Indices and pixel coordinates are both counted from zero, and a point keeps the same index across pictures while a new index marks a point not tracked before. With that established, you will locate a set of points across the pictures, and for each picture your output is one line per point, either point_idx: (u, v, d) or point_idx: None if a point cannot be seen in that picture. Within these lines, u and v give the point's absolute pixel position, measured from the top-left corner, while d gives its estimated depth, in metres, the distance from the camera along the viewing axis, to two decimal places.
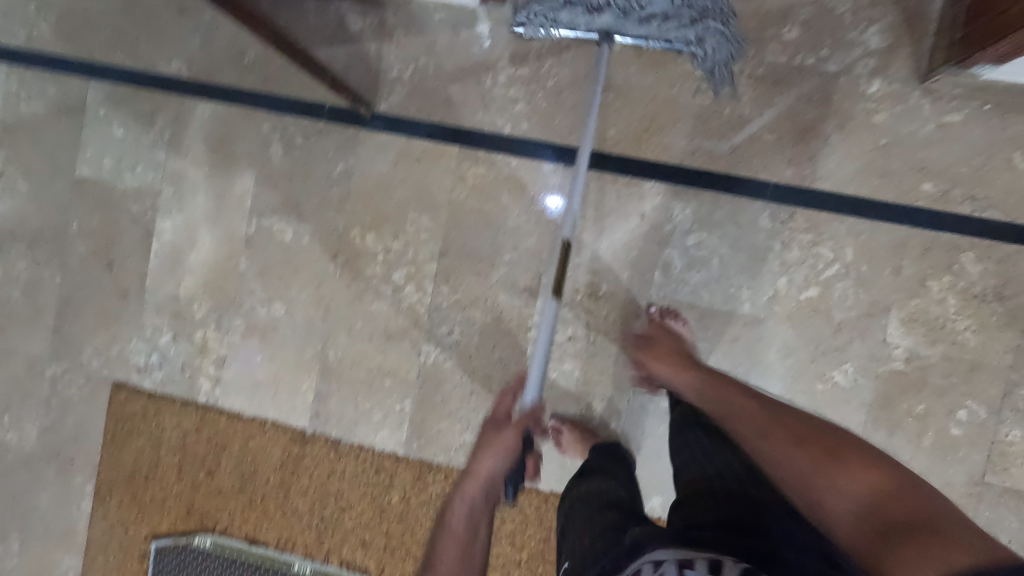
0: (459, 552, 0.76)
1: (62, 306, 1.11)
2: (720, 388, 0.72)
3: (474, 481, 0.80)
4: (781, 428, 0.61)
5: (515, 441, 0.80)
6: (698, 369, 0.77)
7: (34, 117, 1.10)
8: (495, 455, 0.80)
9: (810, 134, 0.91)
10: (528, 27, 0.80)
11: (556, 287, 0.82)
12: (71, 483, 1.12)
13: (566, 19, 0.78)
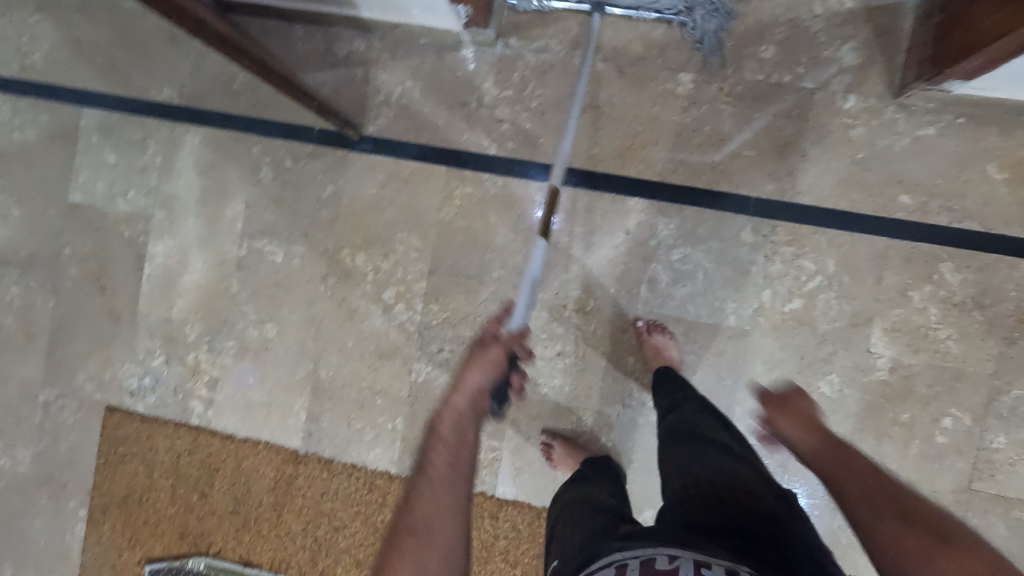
0: (449, 455, 0.64)
1: (55, 331, 1.12)
2: (829, 447, 0.63)
3: (460, 398, 0.70)
4: (886, 502, 0.55)
5: (503, 355, 0.74)
6: (819, 430, 0.66)
7: (27, 145, 1.11)
8: (483, 369, 0.72)
9: (789, 149, 0.93)
10: None
11: (546, 228, 0.83)
12: (64, 508, 1.12)
13: None
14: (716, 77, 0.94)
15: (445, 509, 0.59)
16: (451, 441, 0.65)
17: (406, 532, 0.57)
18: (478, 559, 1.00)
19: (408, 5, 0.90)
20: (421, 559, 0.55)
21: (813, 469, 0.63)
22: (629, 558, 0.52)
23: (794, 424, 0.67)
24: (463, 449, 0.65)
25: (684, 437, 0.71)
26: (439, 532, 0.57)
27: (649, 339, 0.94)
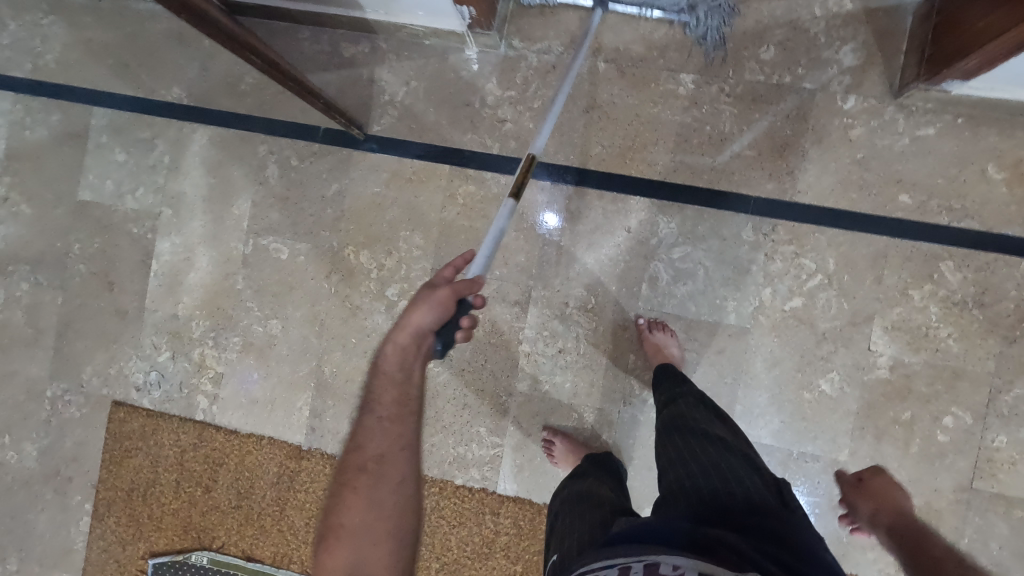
0: (396, 394, 0.63)
1: (63, 327, 1.13)
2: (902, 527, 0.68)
3: (400, 339, 0.63)
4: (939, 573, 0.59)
5: (450, 297, 0.62)
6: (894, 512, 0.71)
7: (39, 143, 1.13)
8: (425, 310, 0.63)
9: (789, 149, 0.94)
10: None
11: (516, 188, 0.72)
12: (70, 502, 1.13)
13: None
14: (716, 78, 0.95)
15: (394, 445, 0.61)
16: (395, 382, 0.63)
17: (358, 470, 0.60)
18: (478, 555, 1.00)
19: (413, 6, 0.92)
20: (372, 490, 0.59)
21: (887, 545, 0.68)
22: (633, 561, 0.50)
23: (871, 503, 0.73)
24: (408, 388, 0.63)
25: (681, 434, 0.71)
26: (391, 467, 0.60)
27: (650, 337, 0.94)
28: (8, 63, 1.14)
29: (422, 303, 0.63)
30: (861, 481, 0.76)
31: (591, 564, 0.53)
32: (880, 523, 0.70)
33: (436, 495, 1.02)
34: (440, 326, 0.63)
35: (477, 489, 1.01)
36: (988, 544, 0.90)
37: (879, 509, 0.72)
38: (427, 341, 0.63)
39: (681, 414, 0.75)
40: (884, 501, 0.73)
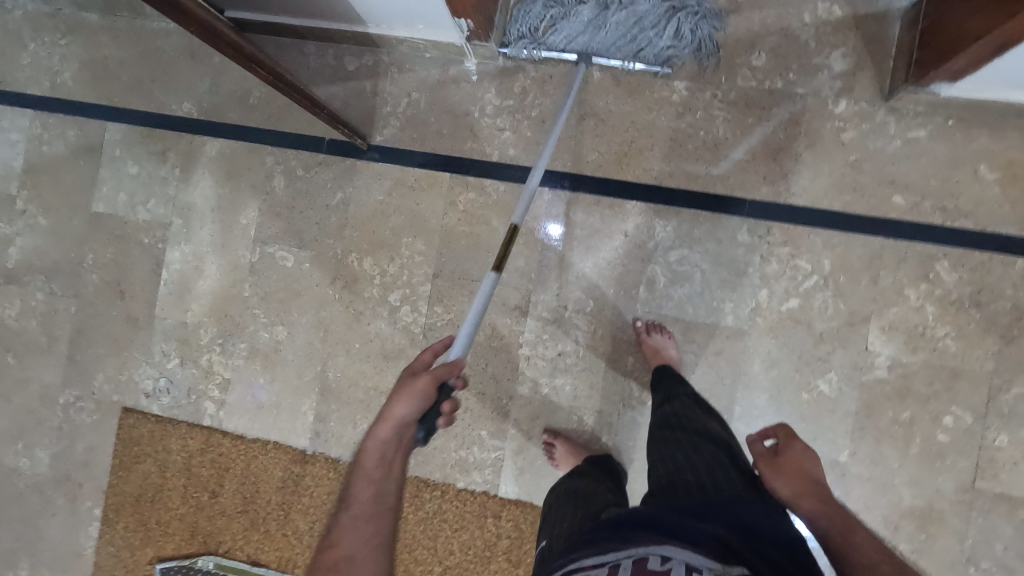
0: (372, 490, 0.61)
1: (76, 335, 1.16)
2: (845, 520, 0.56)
3: (380, 432, 0.63)
4: None
5: (430, 388, 0.64)
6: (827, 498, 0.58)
7: (56, 157, 1.18)
8: (406, 401, 0.63)
9: (782, 153, 0.95)
10: (513, 46, 0.99)
11: (498, 261, 0.75)
12: (79, 508, 1.15)
13: (548, 41, 0.98)
14: (710, 85, 0.97)
15: (364, 552, 0.57)
16: (371, 480, 0.61)
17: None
18: (480, 559, 1.01)
19: (414, 20, 0.95)
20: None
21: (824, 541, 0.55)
22: (622, 557, 0.51)
23: (790, 481, 0.60)
24: (385, 485, 0.61)
25: (674, 431, 0.73)
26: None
27: (648, 339, 0.96)
28: (28, 81, 1.19)
29: (401, 395, 0.64)
30: (777, 451, 0.63)
31: (581, 559, 0.54)
32: (805, 507, 0.57)
33: (438, 499, 1.03)
34: (421, 416, 0.64)
35: (478, 493, 1.02)
36: (991, 544, 0.89)
37: (800, 491, 0.59)
38: (408, 433, 0.63)
39: (672, 413, 0.77)
40: (807, 482, 0.59)
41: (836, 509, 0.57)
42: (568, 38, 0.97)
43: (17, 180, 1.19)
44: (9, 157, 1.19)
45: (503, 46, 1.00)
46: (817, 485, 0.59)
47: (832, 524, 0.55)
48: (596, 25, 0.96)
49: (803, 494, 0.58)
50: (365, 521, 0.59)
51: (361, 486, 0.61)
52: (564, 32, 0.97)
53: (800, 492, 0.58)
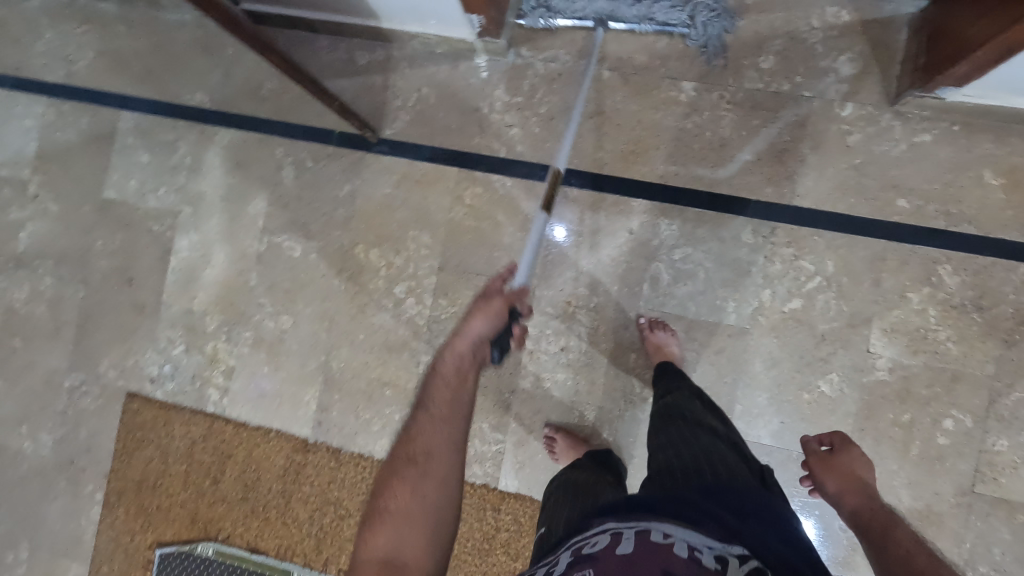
0: (449, 393, 0.72)
1: (83, 321, 1.17)
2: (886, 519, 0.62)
3: (460, 344, 0.74)
4: None
5: (503, 308, 0.75)
6: (878, 501, 0.65)
7: (68, 145, 1.19)
8: (483, 318, 0.75)
9: (788, 154, 0.96)
10: (529, 17, 1.01)
11: (546, 201, 0.85)
12: (81, 492, 1.15)
13: (563, 8, 0.99)
14: (717, 86, 0.98)
15: (441, 445, 0.68)
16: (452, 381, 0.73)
17: (406, 460, 0.67)
18: (479, 551, 1.01)
19: (426, 16, 0.96)
20: (418, 481, 0.65)
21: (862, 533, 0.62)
22: (625, 528, 0.53)
23: (838, 480, 0.69)
24: (461, 390, 0.72)
25: (676, 420, 0.75)
26: (437, 458, 0.67)
27: (651, 335, 0.96)
28: (43, 69, 1.20)
29: (479, 313, 0.76)
30: (830, 453, 0.72)
31: (587, 535, 0.56)
32: (847, 504, 0.66)
33: None
34: (495, 333, 0.75)
35: (478, 485, 1.03)
36: (990, 548, 0.89)
37: (846, 489, 0.67)
38: (483, 346, 0.75)
39: (673, 403, 0.79)
40: (854, 482, 0.68)
41: (878, 505, 0.64)
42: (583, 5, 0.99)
43: (29, 166, 1.20)
44: (23, 144, 1.21)
45: (519, 16, 1.01)
46: (865, 486, 0.67)
47: (871, 515, 0.63)
48: None
49: (847, 490, 0.67)
50: (442, 419, 0.70)
51: (441, 389, 0.72)
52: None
53: (844, 487, 0.67)
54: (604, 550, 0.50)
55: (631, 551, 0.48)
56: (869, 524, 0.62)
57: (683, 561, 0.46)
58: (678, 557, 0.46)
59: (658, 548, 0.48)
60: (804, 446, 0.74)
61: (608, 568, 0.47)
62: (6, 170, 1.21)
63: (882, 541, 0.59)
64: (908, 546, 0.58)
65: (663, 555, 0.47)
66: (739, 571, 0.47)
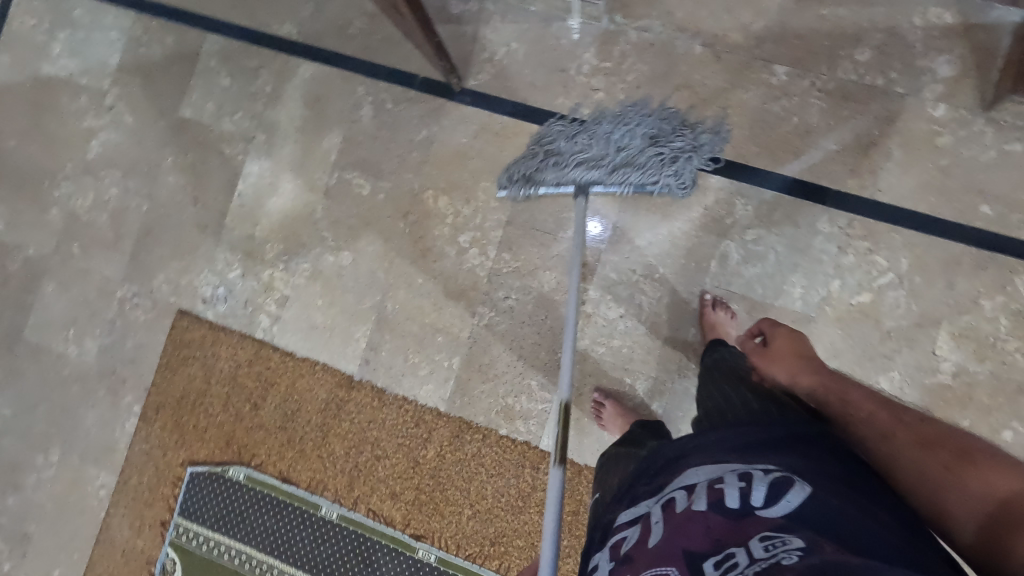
0: None
1: (143, 234, 1.18)
2: (836, 384, 0.66)
3: None
4: (903, 428, 0.58)
5: None
6: (820, 371, 0.69)
7: (151, 61, 1.20)
8: None
9: (873, 148, 0.96)
10: (510, 187, 1.00)
11: (562, 452, 0.67)
12: (120, 402, 1.16)
13: (543, 178, 0.98)
14: (810, 73, 0.98)
15: None
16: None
17: None
18: (512, 507, 1.01)
19: None
20: None
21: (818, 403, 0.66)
22: (653, 506, 0.56)
23: (781, 366, 0.72)
24: None
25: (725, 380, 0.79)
26: None
27: (711, 313, 0.96)
28: None
29: None
30: (766, 346, 0.78)
31: (619, 521, 0.59)
32: (797, 382, 0.70)
33: (477, 442, 1.03)
34: None
35: (519, 441, 1.03)
36: None
37: (795, 372, 0.71)
38: None
39: (722, 370, 0.82)
40: (796, 363, 0.72)
41: (827, 376, 0.68)
42: (565, 174, 0.96)
43: (110, 77, 1.22)
44: (107, 54, 1.22)
45: (500, 189, 1.02)
46: (804, 361, 0.71)
47: (824, 388, 0.67)
48: (592, 163, 0.95)
49: (795, 373, 0.70)
50: None
51: None
52: (555, 174, 0.97)
53: (793, 371, 0.71)
54: (635, 546, 0.52)
55: (658, 535, 0.51)
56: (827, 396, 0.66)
57: (705, 522, 0.49)
58: (699, 517, 0.50)
59: (681, 515, 0.51)
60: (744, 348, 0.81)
61: (640, 566, 0.50)
62: (87, 79, 1.22)
63: (842, 410, 0.63)
64: (867, 405, 0.62)
65: (686, 525, 0.50)
66: (762, 479, 0.52)
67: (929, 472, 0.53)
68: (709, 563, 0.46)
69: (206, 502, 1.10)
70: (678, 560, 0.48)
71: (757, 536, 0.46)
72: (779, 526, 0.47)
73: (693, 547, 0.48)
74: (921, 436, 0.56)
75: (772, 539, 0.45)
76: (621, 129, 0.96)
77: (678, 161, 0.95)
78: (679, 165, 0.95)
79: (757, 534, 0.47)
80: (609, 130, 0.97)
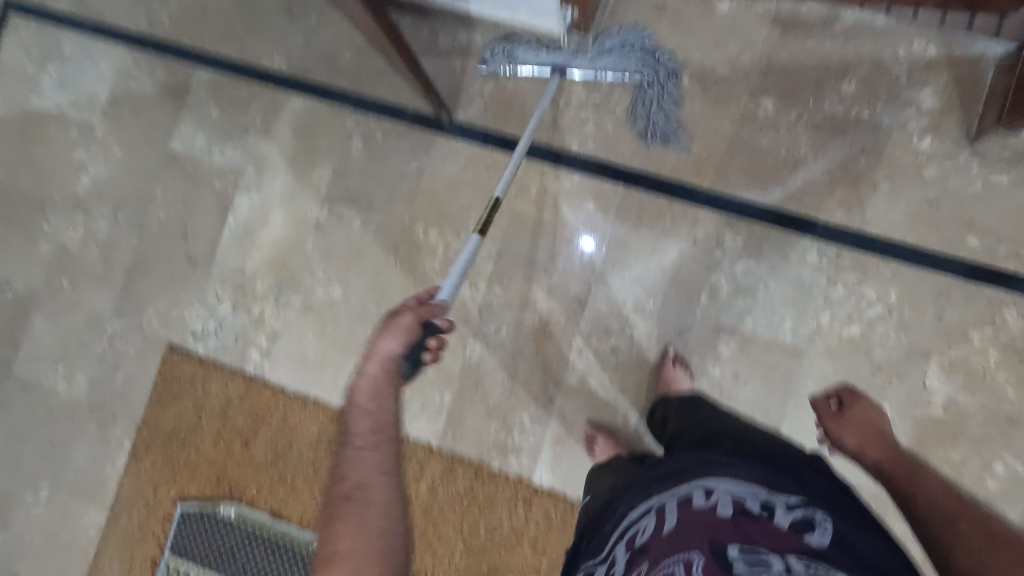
0: (371, 422, 0.68)
1: (133, 267, 1.17)
2: (909, 465, 0.64)
3: (373, 365, 0.74)
4: (968, 517, 0.55)
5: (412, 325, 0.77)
6: (898, 447, 0.67)
7: (140, 93, 1.20)
8: (394, 337, 0.76)
9: (861, 180, 0.96)
10: (490, 63, 1.05)
11: (482, 224, 0.83)
12: (110, 437, 1.15)
13: (525, 56, 1.03)
14: (797, 105, 0.99)
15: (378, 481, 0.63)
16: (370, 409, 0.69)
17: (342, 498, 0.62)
18: (506, 543, 1.01)
19: (518, 3, 0.98)
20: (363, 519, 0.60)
21: (886, 479, 0.64)
22: (668, 500, 0.58)
23: (853, 433, 0.72)
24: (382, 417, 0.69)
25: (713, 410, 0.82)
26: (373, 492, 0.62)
27: (669, 368, 0.97)
28: (127, 17, 1.22)
29: (389, 332, 0.76)
30: (840, 409, 0.75)
31: (629, 513, 0.61)
32: (866, 452, 0.69)
33: (470, 477, 1.03)
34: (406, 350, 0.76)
35: (512, 476, 1.02)
36: None
37: (865, 441, 0.70)
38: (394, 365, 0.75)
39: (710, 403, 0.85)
40: (871, 434, 0.70)
41: (899, 452, 0.66)
42: (547, 53, 1.03)
43: (100, 109, 1.22)
44: (96, 87, 1.22)
45: (481, 64, 1.06)
46: (881, 434, 0.70)
47: (892, 463, 0.65)
48: (575, 45, 1.02)
49: (866, 441, 0.70)
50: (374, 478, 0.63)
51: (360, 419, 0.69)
52: (535, 64, 1.03)
53: (862, 440, 0.70)
54: (653, 534, 0.55)
55: (678, 527, 0.54)
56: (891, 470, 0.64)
57: (733, 526, 0.52)
58: (727, 521, 0.53)
59: (705, 514, 0.55)
60: (815, 406, 0.78)
61: (659, 551, 0.53)
62: (77, 111, 1.22)
63: (905, 487, 0.61)
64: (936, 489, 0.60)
65: (712, 524, 0.53)
66: (785, 516, 0.54)
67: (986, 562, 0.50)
68: (734, 553, 0.50)
69: (197, 539, 1.09)
70: (706, 549, 0.50)
71: (794, 555, 0.49)
72: (811, 556, 0.49)
73: (722, 543, 0.51)
74: (984, 526, 0.53)
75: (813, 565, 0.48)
76: (615, 40, 1.02)
77: (653, 79, 1.01)
78: (652, 97, 1.01)
79: (793, 554, 0.50)
80: (602, 39, 1.02)
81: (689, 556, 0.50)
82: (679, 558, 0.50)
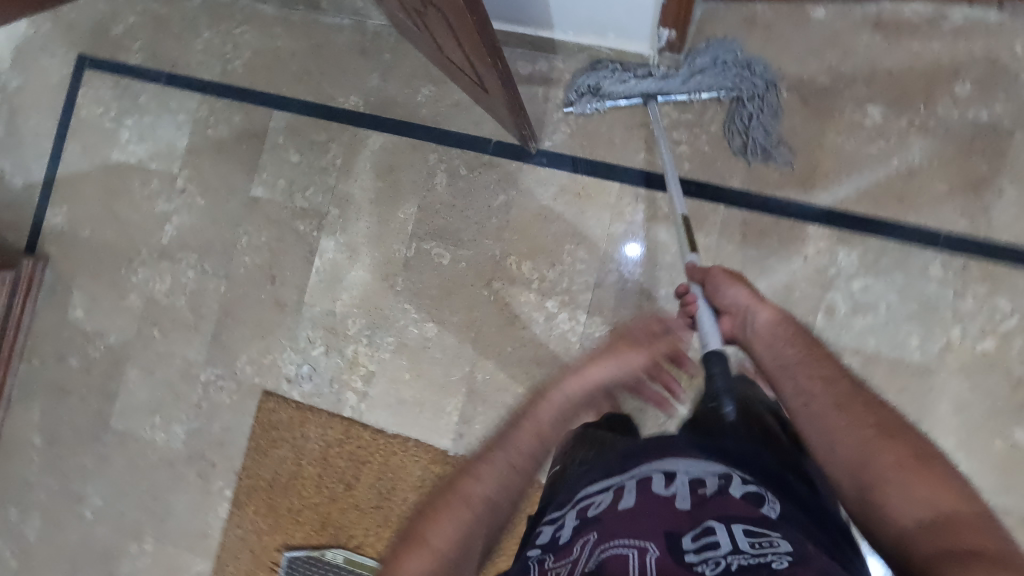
0: (534, 443, 0.67)
1: (222, 315, 1.17)
2: (796, 338, 0.65)
3: (576, 384, 0.73)
4: (865, 407, 0.58)
5: (637, 360, 0.76)
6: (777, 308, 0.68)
7: (218, 141, 1.21)
8: (611, 363, 0.75)
9: (984, 185, 0.92)
10: (577, 104, 1.03)
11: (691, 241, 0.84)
12: (210, 486, 1.15)
13: (612, 90, 1.01)
14: (907, 111, 0.94)
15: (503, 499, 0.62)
16: (540, 422, 0.69)
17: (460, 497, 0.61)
18: None
19: (608, 28, 0.95)
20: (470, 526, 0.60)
21: (767, 347, 0.66)
22: (626, 480, 0.58)
23: (747, 294, 0.69)
24: (547, 443, 0.68)
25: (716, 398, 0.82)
26: (487, 510, 0.61)
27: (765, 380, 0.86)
28: (200, 66, 1.23)
29: (611, 356, 0.75)
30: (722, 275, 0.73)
31: (587, 490, 0.60)
32: (755, 311, 0.68)
33: None
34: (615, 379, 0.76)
35: None
36: None
37: (752, 299, 0.69)
38: (598, 388, 0.75)
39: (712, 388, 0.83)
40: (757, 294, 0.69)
41: (783, 316, 0.67)
42: (634, 83, 1.00)
43: (179, 159, 1.22)
44: (175, 137, 1.23)
45: (567, 106, 1.04)
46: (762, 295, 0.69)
47: (782, 330, 0.66)
48: (661, 70, 0.99)
49: (770, 317, 0.67)
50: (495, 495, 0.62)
51: (529, 434, 0.68)
52: (623, 94, 1.01)
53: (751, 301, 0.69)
54: (606, 509, 0.54)
55: (636, 505, 0.53)
56: (785, 353, 0.64)
57: (688, 512, 0.52)
58: (684, 509, 0.53)
59: (663, 503, 0.54)
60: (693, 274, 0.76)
61: (612, 527, 0.52)
62: (157, 163, 1.23)
63: (799, 363, 0.63)
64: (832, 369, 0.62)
65: (668, 513, 0.52)
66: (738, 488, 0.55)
67: (877, 463, 0.54)
68: (687, 538, 0.50)
69: None
70: (659, 535, 0.50)
71: (740, 527, 0.50)
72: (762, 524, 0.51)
73: (674, 527, 0.51)
74: (881, 422, 0.56)
75: (760, 537, 0.49)
76: (703, 57, 0.98)
77: (750, 91, 0.97)
78: (751, 112, 0.97)
79: (743, 527, 0.50)
80: (690, 59, 0.98)
81: (646, 546, 0.49)
82: (634, 543, 0.49)
